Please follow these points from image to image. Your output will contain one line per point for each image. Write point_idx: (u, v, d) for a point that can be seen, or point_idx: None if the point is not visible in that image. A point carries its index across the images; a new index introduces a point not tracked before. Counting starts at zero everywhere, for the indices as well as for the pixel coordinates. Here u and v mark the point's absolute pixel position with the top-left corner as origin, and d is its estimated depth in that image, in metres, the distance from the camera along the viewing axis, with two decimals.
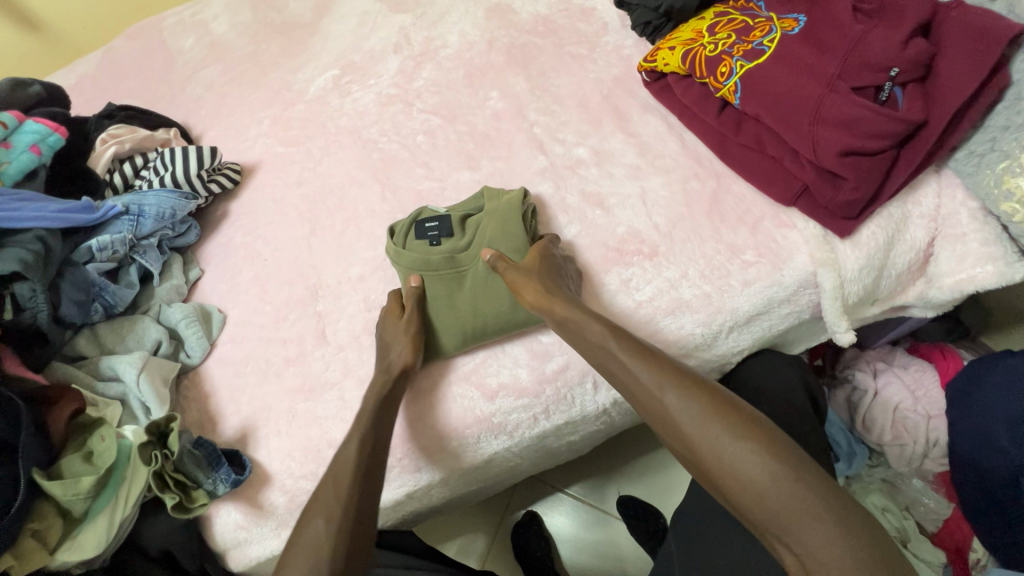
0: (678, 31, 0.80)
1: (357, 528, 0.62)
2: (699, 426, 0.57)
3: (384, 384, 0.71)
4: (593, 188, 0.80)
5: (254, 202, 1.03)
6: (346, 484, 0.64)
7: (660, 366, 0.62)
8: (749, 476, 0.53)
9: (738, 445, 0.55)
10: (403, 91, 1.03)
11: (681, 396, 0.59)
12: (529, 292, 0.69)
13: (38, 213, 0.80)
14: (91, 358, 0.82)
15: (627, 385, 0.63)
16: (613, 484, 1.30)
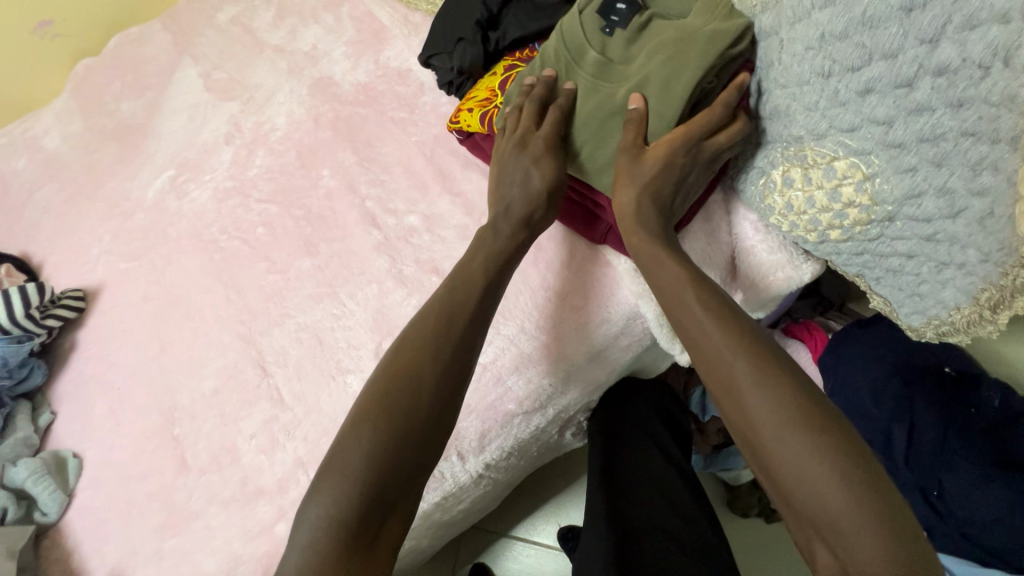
0: (477, 89, 0.81)
1: (450, 394, 0.59)
2: (764, 401, 0.48)
3: (505, 233, 0.67)
4: (427, 254, 0.80)
5: (102, 327, 0.97)
6: (442, 336, 0.61)
7: (734, 319, 0.53)
8: (807, 477, 0.45)
9: (799, 437, 0.46)
10: (239, 183, 1.00)
11: (753, 362, 0.50)
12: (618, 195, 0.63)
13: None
14: None
15: (686, 333, 0.55)
16: (553, 517, 1.30)
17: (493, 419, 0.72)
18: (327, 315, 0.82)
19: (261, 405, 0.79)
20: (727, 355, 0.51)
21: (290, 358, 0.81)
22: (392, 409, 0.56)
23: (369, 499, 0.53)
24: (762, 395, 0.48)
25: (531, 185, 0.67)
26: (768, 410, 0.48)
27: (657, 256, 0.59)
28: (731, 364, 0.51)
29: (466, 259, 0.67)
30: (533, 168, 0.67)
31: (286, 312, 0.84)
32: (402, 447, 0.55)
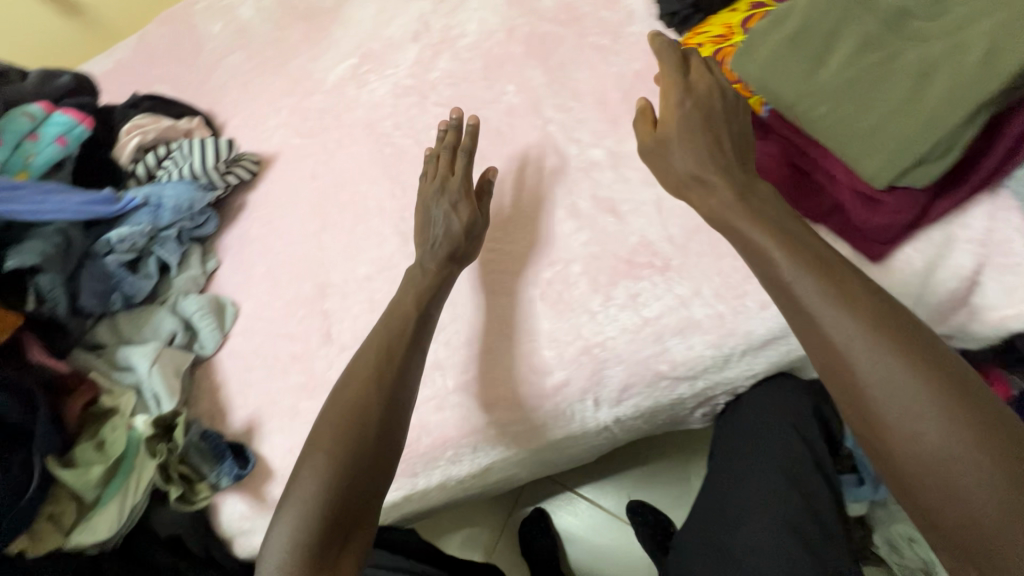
0: (704, 27, 0.77)
1: (388, 419, 0.64)
2: (930, 425, 0.46)
3: (429, 274, 0.74)
4: (605, 193, 0.76)
5: (272, 194, 1.03)
6: (384, 369, 0.67)
7: (892, 333, 0.50)
8: (938, 462, 0.45)
9: (976, 462, 0.44)
10: (419, 83, 1.00)
11: (920, 380, 0.47)
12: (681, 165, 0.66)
13: (61, 205, 0.81)
14: (110, 347, 0.84)
15: (827, 348, 0.52)
16: (625, 489, 1.28)
17: (640, 376, 0.69)
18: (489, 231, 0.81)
19: None
20: (886, 375, 0.48)
21: None
22: (338, 441, 0.61)
23: (328, 519, 0.57)
24: (932, 420, 0.46)
25: (451, 220, 0.76)
26: (897, 395, 0.48)
27: (766, 253, 0.57)
28: (889, 384, 0.48)
29: (394, 310, 0.72)
30: (455, 203, 0.77)
31: None
32: (349, 473, 0.60)
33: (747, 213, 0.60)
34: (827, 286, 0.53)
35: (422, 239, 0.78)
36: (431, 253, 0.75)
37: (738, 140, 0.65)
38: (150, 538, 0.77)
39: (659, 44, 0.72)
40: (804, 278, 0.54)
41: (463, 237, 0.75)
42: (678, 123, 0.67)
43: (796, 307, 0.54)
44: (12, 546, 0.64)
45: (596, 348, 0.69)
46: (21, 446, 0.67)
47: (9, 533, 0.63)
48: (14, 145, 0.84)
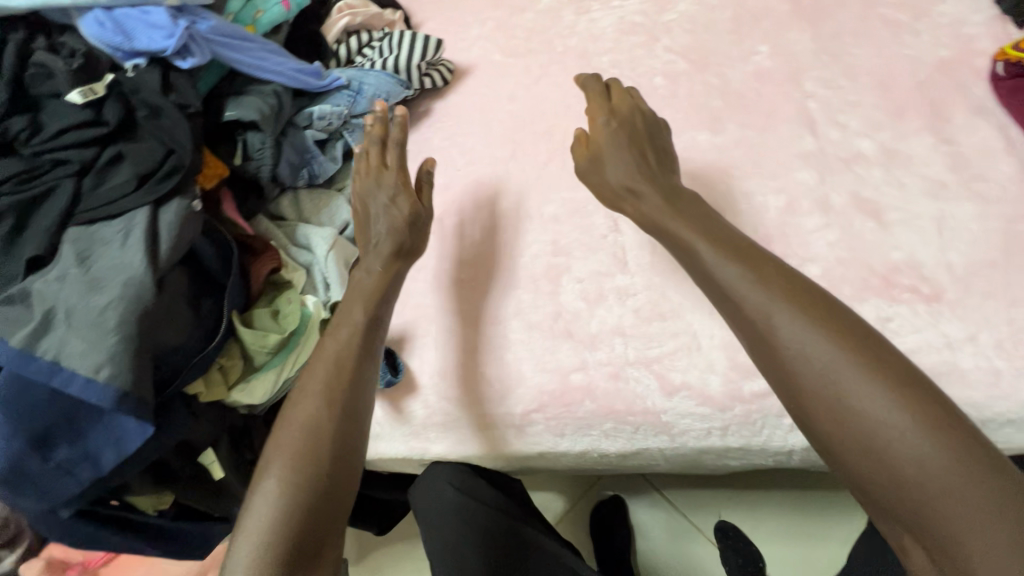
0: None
1: (345, 428, 0.58)
2: (852, 391, 0.48)
3: (378, 274, 0.68)
4: (870, 194, 0.65)
5: (461, 107, 0.97)
6: (341, 381, 0.60)
7: (802, 300, 0.52)
8: (885, 439, 0.46)
9: (905, 423, 0.46)
10: (650, 22, 0.90)
11: (835, 343, 0.50)
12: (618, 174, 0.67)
13: (279, 67, 0.79)
14: (290, 221, 0.83)
15: (747, 322, 0.54)
16: (714, 506, 1.21)
17: None
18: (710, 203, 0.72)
19: (600, 256, 0.75)
20: (809, 349, 0.50)
21: None
22: (292, 463, 0.55)
23: (291, 542, 0.51)
24: (854, 384, 0.48)
25: (397, 207, 0.72)
26: (831, 366, 0.49)
27: (734, 284, 0.55)
28: (807, 350, 0.50)
29: (349, 323, 0.64)
30: (394, 193, 0.73)
31: None
32: (310, 487, 0.54)
33: (698, 227, 0.60)
34: (745, 266, 0.55)
35: (366, 237, 0.73)
36: (378, 235, 0.71)
37: (660, 155, 0.69)
38: None
39: (584, 82, 0.76)
40: (730, 256, 0.56)
41: (410, 221, 0.72)
42: (607, 138, 0.69)
43: (718, 286, 0.56)
44: (189, 387, 0.65)
45: None
46: (212, 294, 0.68)
47: (192, 374, 0.64)
48: None
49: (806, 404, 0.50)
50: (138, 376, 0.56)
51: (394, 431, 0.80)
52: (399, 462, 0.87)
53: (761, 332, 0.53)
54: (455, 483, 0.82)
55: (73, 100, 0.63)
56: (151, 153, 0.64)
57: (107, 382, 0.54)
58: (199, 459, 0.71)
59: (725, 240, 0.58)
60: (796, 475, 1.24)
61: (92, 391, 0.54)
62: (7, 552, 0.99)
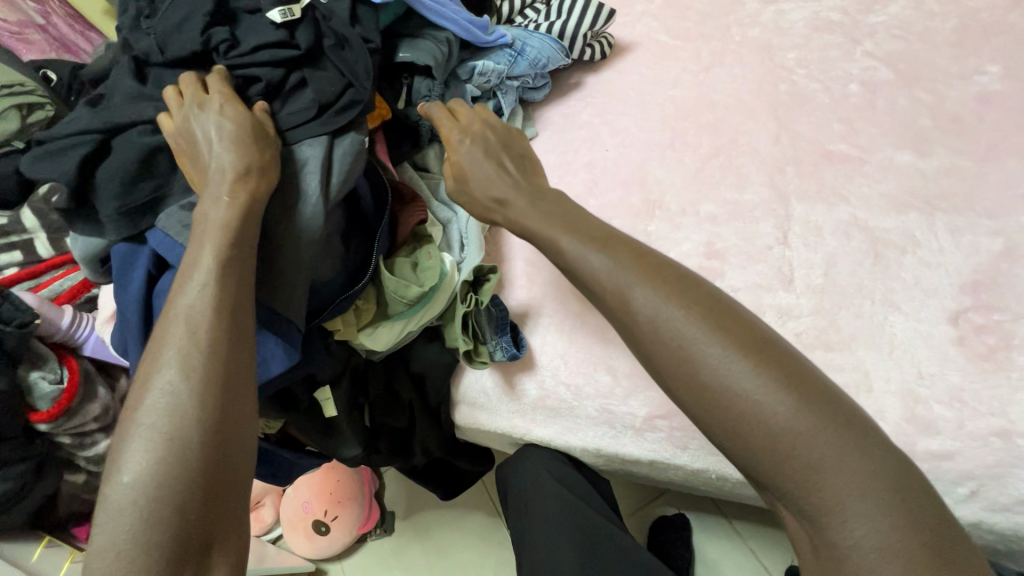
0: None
1: (225, 388, 0.48)
2: (709, 362, 0.48)
3: (228, 204, 0.54)
4: None
5: (617, 83, 0.91)
6: (211, 335, 0.49)
7: (647, 267, 0.53)
8: (755, 410, 0.46)
9: (756, 384, 0.47)
10: (850, 22, 0.81)
11: (683, 310, 0.50)
12: (492, 195, 0.65)
13: (455, 15, 0.77)
14: (434, 175, 0.82)
15: (609, 299, 0.54)
16: (785, 548, 1.15)
17: None
18: (904, 232, 0.64)
19: (761, 267, 0.67)
20: (661, 320, 0.50)
21: (824, 244, 0.66)
22: (157, 444, 0.45)
23: (177, 516, 0.44)
24: (705, 351, 0.48)
25: (226, 122, 0.58)
26: (684, 338, 0.49)
27: (620, 280, 0.53)
28: (661, 320, 0.50)
29: (199, 270, 0.51)
30: (220, 107, 0.59)
31: (843, 195, 0.68)
32: (185, 456, 0.45)
33: (563, 221, 0.59)
34: (606, 252, 0.55)
35: (204, 172, 0.58)
36: (223, 157, 0.57)
37: (521, 162, 0.68)
38: (404, 369, 0.78)
39: (426, 107, 0.73)
40: (588, 234, 0.57)
41: (248, 133, 0.58)
42: (466, 155, 0.68)
43: (580, 264, 0.56)
44: (328, 322, 0.66)
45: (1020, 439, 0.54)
46: (362, 234, 0.68)
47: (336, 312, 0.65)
48: None
49: (671, 382, 0.50)
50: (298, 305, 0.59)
51: (500, 403, 0.77)
52: (492, 437, 0.86)
53: (620, 308, 0.53)
54: (554, 472, 0.81)
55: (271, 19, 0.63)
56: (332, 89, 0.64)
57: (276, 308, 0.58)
58: (316, 393, 0.72)
59: (572, 216, 0.60)
60: None
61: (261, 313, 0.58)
62: (102, 436, 1.04)
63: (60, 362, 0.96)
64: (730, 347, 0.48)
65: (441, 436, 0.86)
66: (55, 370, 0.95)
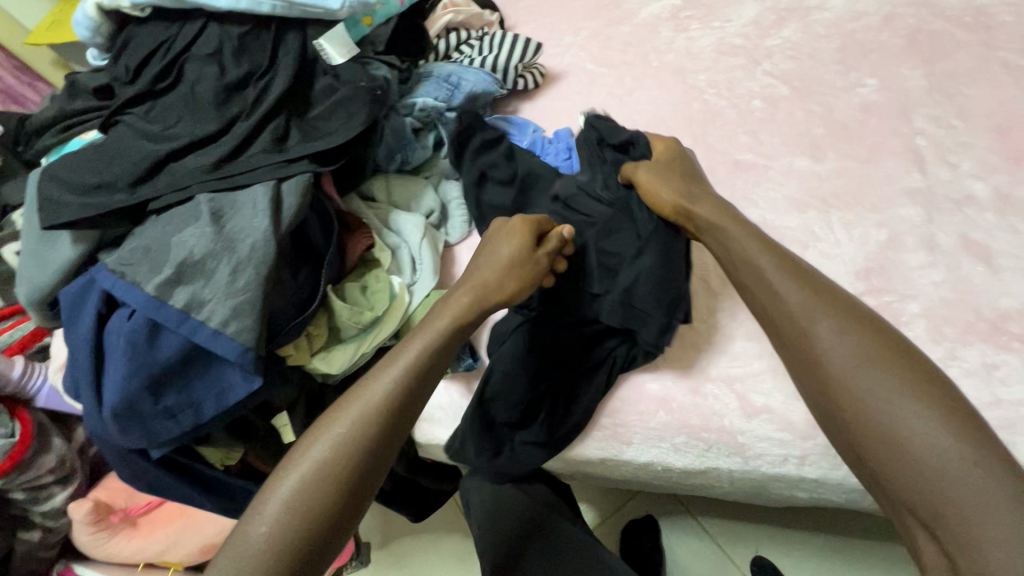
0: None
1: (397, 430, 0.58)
2: (871, 385, 0.50)
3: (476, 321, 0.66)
4: (977, 237, 0.63)
5: (549, 111, 0.98)
6: (392, 407, 0.57)
7: (838, 305, 0.54)
8: (913, 440, 0.47)
9: (916, 413, 0.47)
10: (751, 45, 0.90)
11: (860, 344, 0.52)
12: (666, 195, 0.67)
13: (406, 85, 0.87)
14: (381, 203, 0.86)
15: (785, 322, 0.56)
16: (752, 538, 1.17)
17: None
18: (805, 228, 0.71)
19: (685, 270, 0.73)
20: (836, 347, 0.52)
21: None
22: (332, 462, 0.54)
23: (316, 530, 0.52)
24: (877, 383, 0.50)
25: (505, 254, 0.66)
26: (853, 367, 0.51)
27: (806, 308, 0.55)
28: (840, 352, 0.52)
29: (415, 343, 0.62)
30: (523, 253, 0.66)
31: (751, 200, 0.75)
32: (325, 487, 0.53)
33: (761, 246, 0.60)
34: (801, 286, 0.56)
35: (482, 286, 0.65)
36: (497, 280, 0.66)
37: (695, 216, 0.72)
38: None
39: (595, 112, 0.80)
40: (792, 273, 0.57)
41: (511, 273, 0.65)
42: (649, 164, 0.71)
43: (769, 290, 0.58)
44: (281, 348, 0.68)
45: None
46: (311, 263, 0.71)
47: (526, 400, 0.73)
48: None
49: (832, 404, 0.52)
50: (259, 334, 0.59)
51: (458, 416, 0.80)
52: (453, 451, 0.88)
53: (794, 329, 0.55)
54: (518, 483, 0.85)
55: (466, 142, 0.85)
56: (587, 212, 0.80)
57: (233, 336, 0.58)
58: (272, 419, 0.74)
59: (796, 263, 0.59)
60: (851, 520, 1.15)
61: (221, 343, 0.58)
62: (58, 488, 1.06)
63: (10, 415, 0.95)
64: (900, 380, 0.49)
65: (404, 455, 0.88)
66: (6, 424, 0.94)
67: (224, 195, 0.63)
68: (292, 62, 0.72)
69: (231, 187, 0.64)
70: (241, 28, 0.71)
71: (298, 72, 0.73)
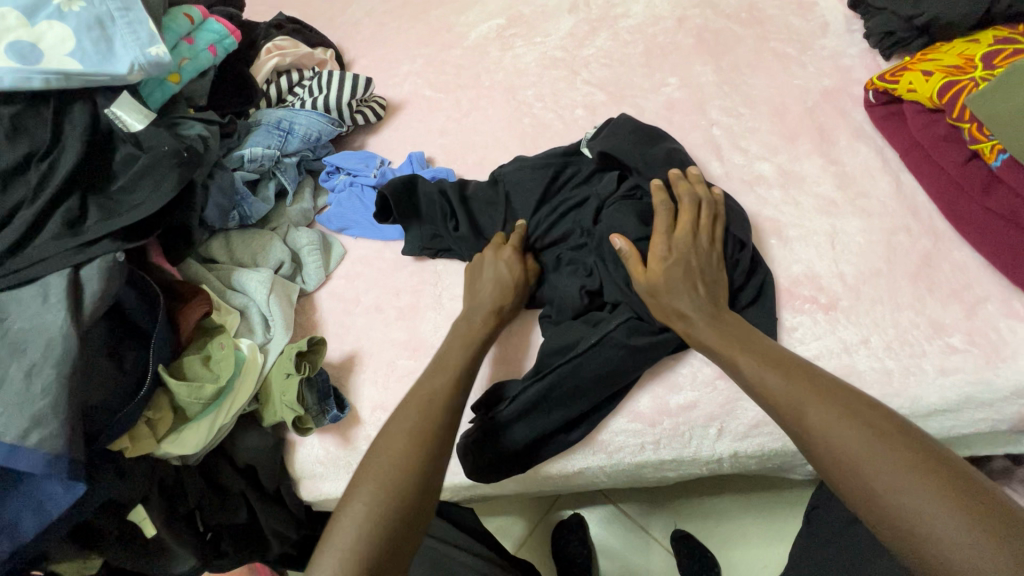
0: (930, 54, 0.73)
1: (440, 447, 0.57)
2: (875, 470, 0.44)
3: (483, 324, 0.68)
4: (771, 212, 0.69)
5: (393, 140, 0.98)
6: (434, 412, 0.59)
7: (819, 387, 0.50)
8: (935, 533, 0.40)
9: (923, 497, 0.41)
10: (570, 57, 0.95)
11: (855, 428, 0.46)
12: (667, 303, 0.61)
13: (265, 141, 0.88)
14: (223, 264, 0.82)
15: (782, 420, 0.51)
16: (671, 512, 1.13)
17: None
18: None
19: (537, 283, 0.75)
20: (828, 429, 0.47)
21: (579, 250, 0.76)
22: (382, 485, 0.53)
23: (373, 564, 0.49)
24: (886, 470, 0.43)
25: (502, 271, 0.70)
26: (850, 447, 0.45)
27: (792, 396, 0.50)
28: (835, 441, 0.46)
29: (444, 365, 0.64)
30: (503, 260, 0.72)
31: None
32: (378, 557, 0.49)
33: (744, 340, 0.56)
34: (781, 372, 0.52)
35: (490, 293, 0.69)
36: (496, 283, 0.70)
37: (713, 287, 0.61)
38: (227, 463, 0.75)
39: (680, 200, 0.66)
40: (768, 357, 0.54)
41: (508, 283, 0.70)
42: (666, 271, 0.61)
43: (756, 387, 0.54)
44: (113, 444, 0.64)
45: None
46: (138, 345, 0.67)
47: (510, 411, 0.65)
48: (171, 44, 0.82)
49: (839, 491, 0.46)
50: (70, 437, 0.54)
51: (337, 468, 0.75)
52: None
53: (789, 423, 0.50)
54: None
55: (427, 185, 0.82)
56: (580, 216, 0.74)
57: (36, 447, 0.52)
58: (128, 516, 0.69)
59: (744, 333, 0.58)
60: (759, 478, 1.14)
61: (20, 458, 0.52)
62: None
63: None
64: (903, 462, 0.43)
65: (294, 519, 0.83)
66: None
67: (8, 294, 0.60)
68: (80, 135, 0.68)
69: (24, 280, 0.61)
70: (11, 107, 0.66)
71: (90, 144, 0.69)
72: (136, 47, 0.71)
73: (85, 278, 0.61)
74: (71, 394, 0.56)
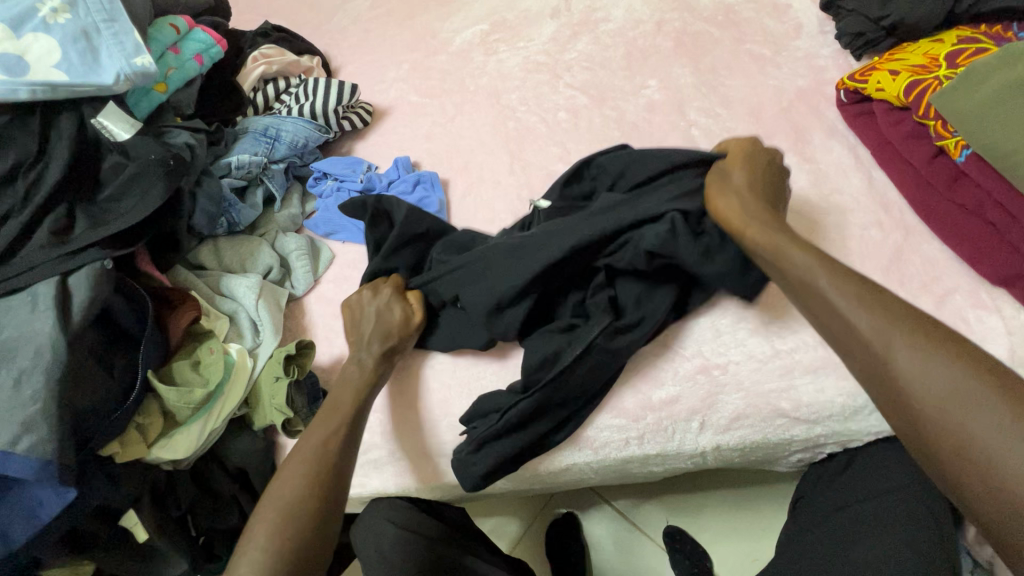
0: (897, 53, 0.75)
1: (334, 485, 0.58)
2: (965, 414, 0.42)
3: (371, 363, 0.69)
4: None
5: (380, 145, 0.99)
6: (330, 450, 0.60)
7: (911, 319, 0.47)
8: (1014, 480, 0.40)
9: (1008, 445, 0.40)
10: (553, 61, 0.96)
11: (943, 366, 0.44)
12: (720, 203, 0.63)
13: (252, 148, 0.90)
14: (212, 270, 0.83)
15: (862, 345, 0.48)
16: (663, 509, 1.14)
17: (758, 409, 0.66)
18: None
19: None
20: (917, 361, 0.45)
21: None
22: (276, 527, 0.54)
23: None
24: (975, 413, 0.42)
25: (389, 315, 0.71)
26: (937, 380, 0.44)
27: (879, 330, 0.48)
28: (928, 383, 0.44)
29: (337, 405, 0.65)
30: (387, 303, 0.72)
31: None
32: None
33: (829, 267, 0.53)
34: (868, 304, 0.49)
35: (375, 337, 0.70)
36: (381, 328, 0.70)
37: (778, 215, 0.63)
38: (218, 468, 0.76)
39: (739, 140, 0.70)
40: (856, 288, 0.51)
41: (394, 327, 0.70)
42: (738, 183, 0.64)
43: (832, 313, 0.51)
44: (103, 449, 0.64)
45: (716, 370, 0.67)
46: (128, 351, 0.68)
47: (497, 426, 0.65)
48: (157, 54, 0.83)
49: (914, 417, 0.45)
50: (60, 442, 0.55)
51: None
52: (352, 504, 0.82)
53: (871, 353, 0.48)
54: (396, 518, 0.75)
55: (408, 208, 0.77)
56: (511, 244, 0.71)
57: (27, 453, 0.54)
58: (122, 522, 0.70)
59: (824, 261, 0.55)
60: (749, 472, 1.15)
61: (11, 463, 0.53)
62: None
63: None
64: (992, 406, 0.42)
65: None
66: None
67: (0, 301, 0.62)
68: (67, 145, 0.69)
69: (14, 288, 0.62)
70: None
71: (77, 154, 0.70)
72: (122, 57, 0.72)
73: (74, 286, 0.62)
74: (61, 399, 0.56)
